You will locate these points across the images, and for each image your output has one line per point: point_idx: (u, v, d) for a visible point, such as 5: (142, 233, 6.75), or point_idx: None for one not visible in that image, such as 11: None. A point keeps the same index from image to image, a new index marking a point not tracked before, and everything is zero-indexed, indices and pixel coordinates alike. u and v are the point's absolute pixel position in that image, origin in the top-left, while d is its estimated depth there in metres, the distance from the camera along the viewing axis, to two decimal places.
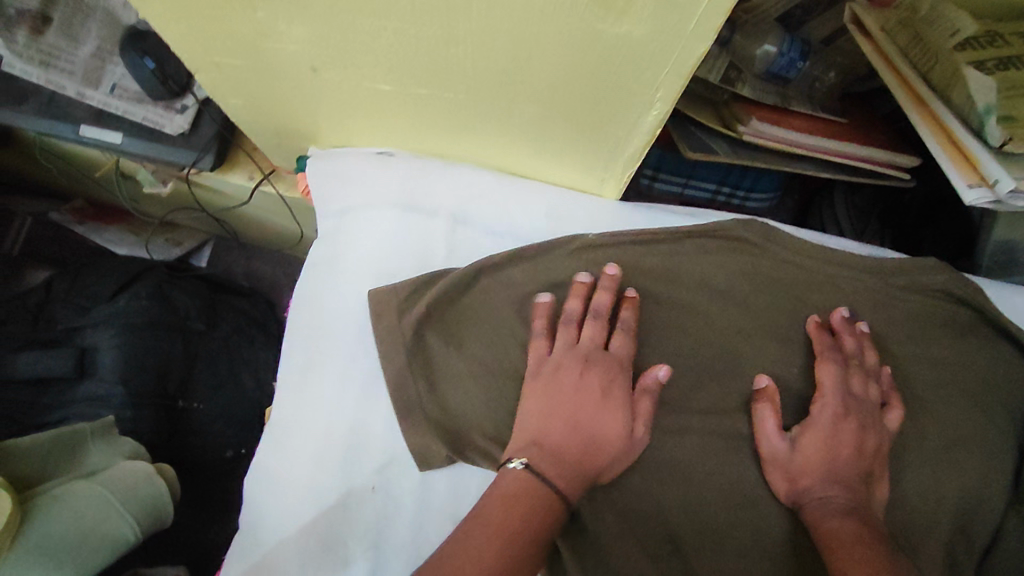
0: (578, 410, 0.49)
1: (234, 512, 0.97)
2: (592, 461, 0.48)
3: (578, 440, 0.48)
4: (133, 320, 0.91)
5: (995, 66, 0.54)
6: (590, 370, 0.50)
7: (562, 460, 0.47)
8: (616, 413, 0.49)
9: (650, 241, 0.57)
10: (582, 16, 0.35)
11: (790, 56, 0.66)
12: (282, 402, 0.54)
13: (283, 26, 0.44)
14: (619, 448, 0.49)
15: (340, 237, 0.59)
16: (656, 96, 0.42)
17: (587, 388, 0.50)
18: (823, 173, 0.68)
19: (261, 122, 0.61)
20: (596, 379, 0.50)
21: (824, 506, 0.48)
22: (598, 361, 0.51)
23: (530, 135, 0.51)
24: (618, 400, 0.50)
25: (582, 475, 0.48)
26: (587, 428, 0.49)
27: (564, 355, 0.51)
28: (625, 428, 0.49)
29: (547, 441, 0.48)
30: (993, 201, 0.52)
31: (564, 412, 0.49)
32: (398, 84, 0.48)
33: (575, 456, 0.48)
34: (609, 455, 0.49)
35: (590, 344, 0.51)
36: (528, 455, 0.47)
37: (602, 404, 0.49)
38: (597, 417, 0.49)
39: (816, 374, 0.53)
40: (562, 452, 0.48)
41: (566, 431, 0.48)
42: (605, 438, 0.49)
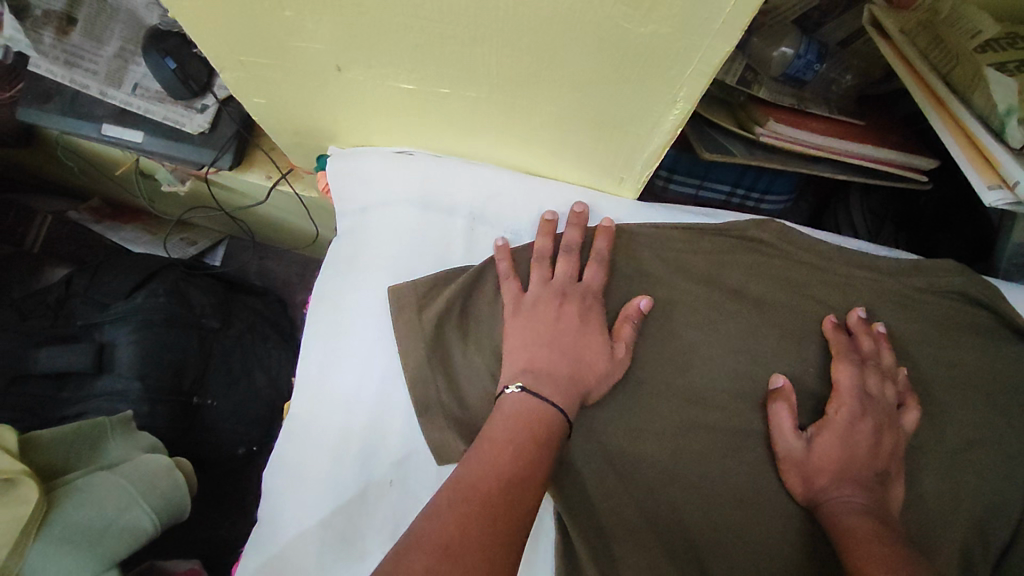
0: (558, 336, 0.50)
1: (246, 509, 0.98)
2: (582, 380, 0.48)
3: (565, 361, 0.48)
4: (150, 317, 0.92)
5: (1018, 67, 0.54)
6: (566, 301, 0.51)
7: (554, 377, 0.47)
8: (595, 334, 0.50)
9: (666, 240, 0.57)
10: (609, 15, 0.36)
11: (807, 58, 0.65)
12: (300, 396, 0.55)
13: (310, 25, 0.45)
14: (603, 368, 0.50)
15: (360, 234, 0.59)
16: (679, 95, 0.42)
17: (566, 316, 0.51)
18: (839, 175, 0.68)
19: (283, 121, 0.62)
20: (575, 309, 0.51)
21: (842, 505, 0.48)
22: (573, 291, 0.52)
23: (550, 133, 0.52)
24: (597, 327, 0.51)
25: (575, 390, 0.48)
26: (571, 351, 0.49)
27: (542, 292, 0.52)
28: (606, 349, 0.50)
29: (539, 364, 0.48)
30: (1013, 202, 0.52)
31: (545, 338, 0.49)
32: (421, 82, 0.49)
33: (564, 375, 0.48)
34: (597, 376, 0.49)
35: (565, 276, 0.53)
36: (521, 378, 0.47)
37: (581, 328, 0.50)
38: (577, 339, 0.50)
39: (832, 373, 0.53)
40: (554, 372, 0.48)
41: (554, 354, 0.49)
42: (591, 359, 0.49)
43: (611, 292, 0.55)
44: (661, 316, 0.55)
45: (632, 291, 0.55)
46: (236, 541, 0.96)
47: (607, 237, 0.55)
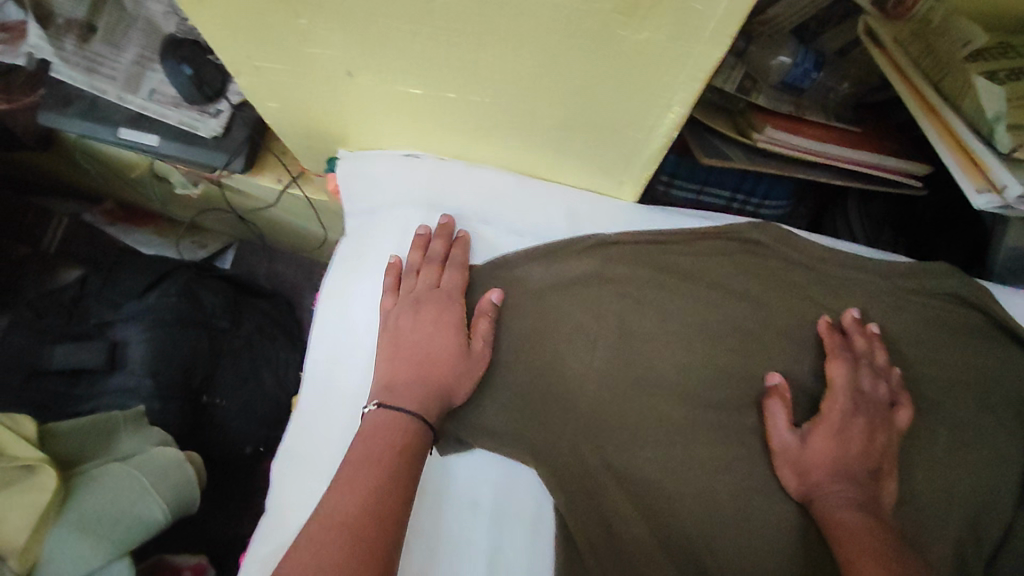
0: (412, 343, 0.53)
1: (252, 509, 0.99)
2: (443, 385, 0.51)
3: (420, 369, 0.51)
4: (163, 317, 0.95)
5: (1007, 76, 0.56)
6: (421, 308, 0.54)
7: (413, 389, 0.50)
8: (447, 332, 0.53)
9: (665, 241, 0.59)
10: (605, 24, 0.38)
11: (804, 67, 0.68)
12: (309, 390, 0.58)
13: (323, 33, 0.47)
14: (462, 367, 0.52)
15: (369, 233, 0.62)
16: (673, 99, 0.44)
17: (421, 320, 0.53)
18: (836, 180, 0.70)
19: (294, 124, 0.64)
20: (431, 314, 0.54)
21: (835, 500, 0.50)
22: (429, 295, 0.55)
23: (551, 137, 0.54)
24: (451, 326, 0.53)
25: (434, 396, 0.51)
26: (426, 355, 0.52)
27: (404, 303, 0.55)
28: (459, 346, 0.52)
29: (398, 379, 0.51)
30: (1002, 206, 0.55)
31: (401, 347, 0.53)
32: (428, 88, 0.51)
33: (423, 384, 0.51)
34: (454, 374, 0.51)
35: (423, 283, 0.55)
36: (380, 396, 0.51)
37: (434, 331, 0.53)
38: (430, 343, 0.52)
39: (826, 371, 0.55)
40: (409, 381, 0.51)
41: (408, 365, 0.52)
42: (445, 360, 0.52)
43: (609, 292, 0.57)
44: (658, 315, 0.57)
45: (632, 291, 0.57)
46: (241, 540, 0.95)
47: (464, 247, 0.58)
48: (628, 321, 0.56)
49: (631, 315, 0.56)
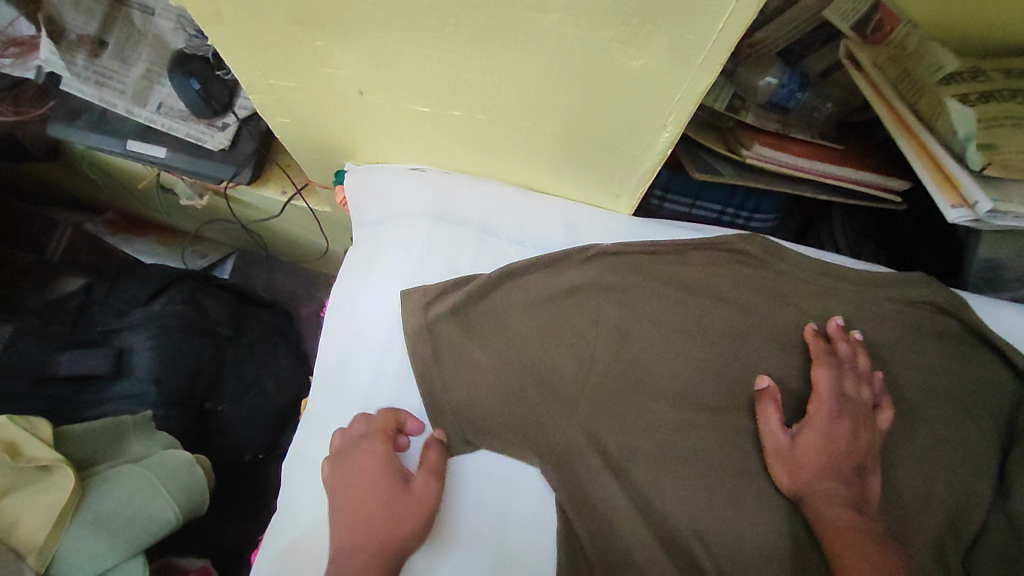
0: (358, 510, 0.51)
1: (258, 514, 1.01)
2: (388, 537, 0.50)
3: (360, 527, 0.50)
4: (168, 324, 0.96)
5: (978, 98, 0.61)
6: (347, 463, 0.53)
7: (357, 559, 0.49)
8: (390, 496, 0.52)
9: (659, 252, 0.62)
10: (606, 49, 0.41)
11: (790, 87, 0.72)
12: (319, 391, 0.61)
13: (337, 54, 0.50)
14: (408, 517, 0.51)
15: (377, 243, 0.64)
16: (668, 119, 0.47)
17: (352, 477, 0.52)
18: (822, 195, 0.73)
19: (303, 139, 0.67)
20: (377, 478, 0.52)
21: (826, 498, 0.53)
22: (361, 451, 0.53)
23: (551, 154, 0.57)
24: (395, 489, 0.52)
25: (378, 563, 0.49)
26: (371, 522, 0.51)
27: (342, 471, 0.53)
28: (403, 509, 0.51)
29: (345, 551, 0.50)
30: (974, 219, 0.58)
31: (347, 517, 0.51)
32: (435, 107, 0.54)
33: (365, 544, 0.50)
34: (401, 536, 0.50)
35: (354, 440, 0.54)
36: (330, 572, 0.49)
37: (379, 497, 0.52)
38: (364, 497, 0.52)
39: (812, 375, 0.58)
40: (355, 552, 0.49)
41: (348, 528, 0.51)
42: (391, 525, 0.50)
43: (604, 301, 0.60)
44: (651, 320, 0.60)
45: (629, 296, 0.60)
46: (250, 542, 0.98)
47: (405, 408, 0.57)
48: (622, 327, 0.60)
49: (626, 321, 0.60)
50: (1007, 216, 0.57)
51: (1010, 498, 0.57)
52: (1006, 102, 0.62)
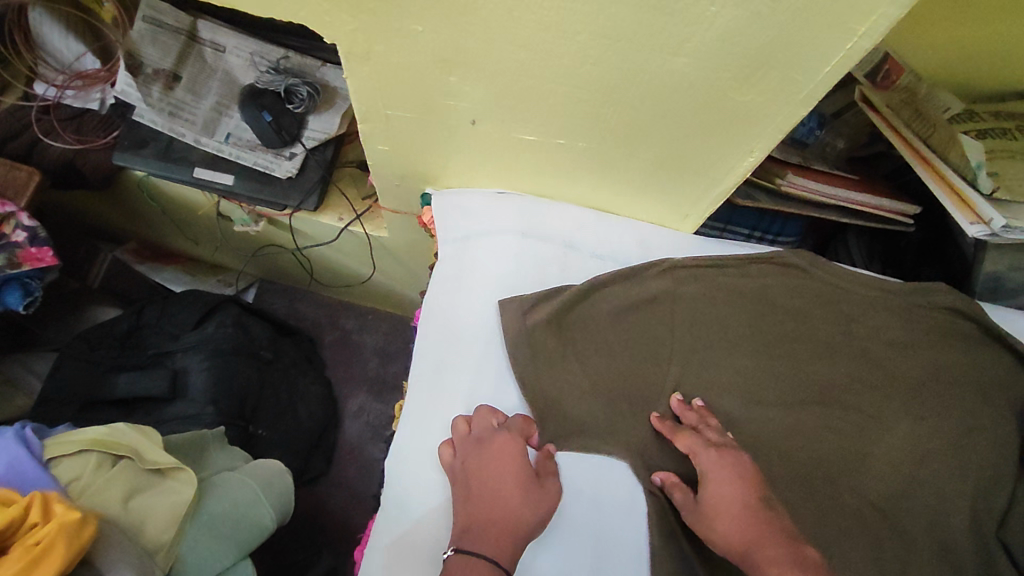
0: (488, 489, 0.56)
1: (310, 530, 1.13)
2: (518, 523, 0.54)
3: (493, 507, 0.55)
4: (221, 347, 0.98)
5: (978, 135, 0.74)
6: (486, 446, 0.58)
7: (489, 530, 0.53)
8: (520, 480, 0.56)
9: (722, 266, 0.70)
10: (721, 88, 0.49)
11: (810, 125, 0.87)
12: (418, 394, 0.64)
13: (466, 88, 0.57)
14: (537, 502, 0.56)
15: (466, 259, 0.69)
16: (755, 146, 0.55)
17: (490, 461, 0.57)
18: (845, 218, 0.83)
19: (392, 165, 0.73)
20: (506, 460, 0.57)
21: (765, 548, 0.52)
22: (496, 436, 0.58)
23: (634, 177, 0.65)
24: (525, 473, 0.57)
25: (509, 537, 0.53)
26: (502, 501, 0.55)
27: (472, 448, 0.58)
28: (533, 492, 0.56)
29: (475, 525, 0.54)
30: (988, 234, 0.68)
31: (475, 494, 0.56)
32: (541, 135, 0.61)
33: (496, 524, 0.53)
34: (529, 518, 0.55)
35: (487, 427, 0.59)
36: (458, 541, 0.53)
37: (512, 478, 0.56)
38: (500, 481, 0.56)
39: (678, 442, 0.60)
40: (486, 525, 0.53)
41: (481, 505, 0.55)
42: (520, 506, 0.55)
43: (677, 308, 0.67)
44: (721, 326, 0.67)
45: (703, 302, 0.68)
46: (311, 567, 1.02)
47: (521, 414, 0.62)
48: (697, 332, 0.66)
49: (699, 328, 0.67)
50: (1016, 232, 0.67)
51: None
52: (995, 138, 0.74)
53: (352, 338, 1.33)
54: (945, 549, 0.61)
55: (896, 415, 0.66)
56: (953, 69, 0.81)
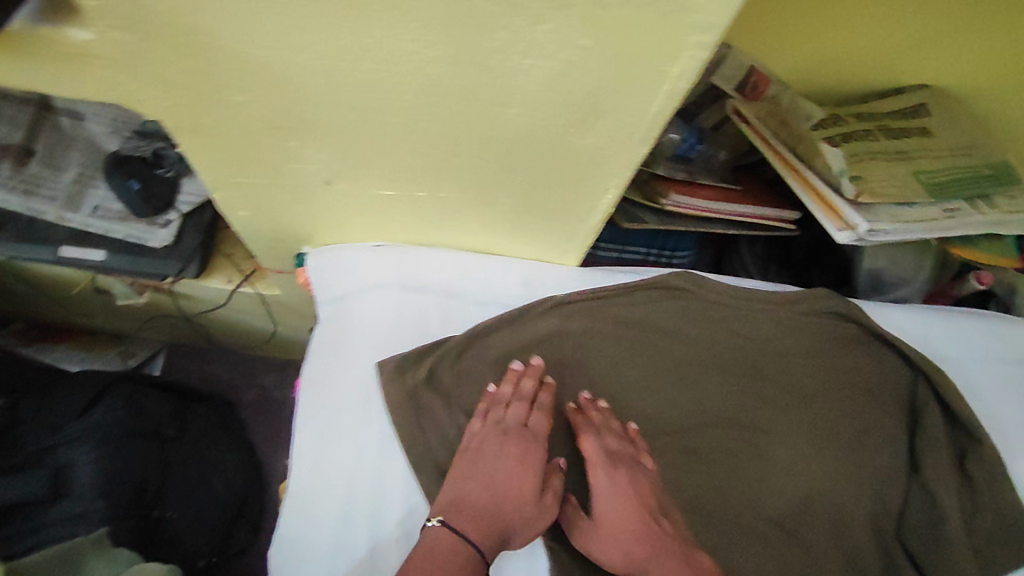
0: (494, 477, 0.56)
1: None
2: (509, 524, 0.54)
3: (491, 499, 0.55)
4: (111, 433, 0.91)
5: (841, 139, 0.77)
6: (509, 442, 0.58)
7: (479, 515, 0.54)
8: (528, 477, 0.57)
9: (605, 297, 0.69)
10: (559, 133, 0.48)
11: (690, 140, 0.88)
12: (299, 473, 0.61)
13: (308, 151, 0.54)
14: (535, 506, 0.56)
15: (345, 321, 0.67)
16: (610, 184, 0.54)
17: (506, 456, 0.57)
18: (730, 230, 0.85)
19: (262, 228, 0.70)
20: (516, 450, 0.58)
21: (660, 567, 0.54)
22: (519, 433, 0.58)
23: (505, 219, 0.63)
24: (533, 467, 0.57)
25: (497, 533, 0.54)
26: (505, 492, 0.56)
27: (489, 431, 0.59)
28: (535, 490, 0.56)
29: (464, 507, 0.55)
30: (856, 239, 0.69)
31: (483, 476, 0.56)
32: (399, 190, 0.59)
33: (488, 514, 0.54)
34: (524, 517, 0.55)
35: (516, 419, 0.59)
36: (443, 513, 0.54)
37: (517, 472, 0.57)
38: (507, 476, 0.56)
39: (579, 444, 0.60)
40: (479, 511, 0.54)
41: (479, 488, 0.56)
42: (518, 502, 0.55)
43: (561, 349, 0.66)
44: (611, 359, 0.66)
45: (591, 336, 0.66)
46: None
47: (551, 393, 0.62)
48: (587, 369, 0.65)
49: (589, 364, 0.66)
50: (880, 234, 0.68)
51: (922, 470, 0.66)
52: (859, 141, 0.77)
53: (272, 395, 1.28)
54: (847, 557, 0.62)
55: (791, 429, 0.66)
56: (811, 76, 0.84)
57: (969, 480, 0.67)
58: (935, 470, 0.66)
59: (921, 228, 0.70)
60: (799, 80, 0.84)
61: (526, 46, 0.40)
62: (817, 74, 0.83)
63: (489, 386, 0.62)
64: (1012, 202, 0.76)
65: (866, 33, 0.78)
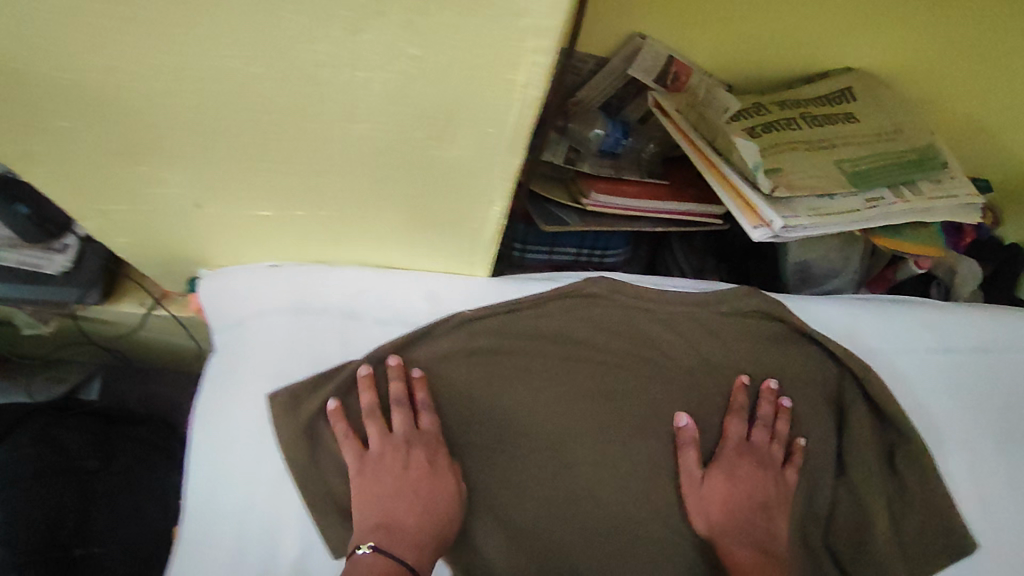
0: (410, 488, 0.57)
1: None
2: (437, 528, 0.57)
3: (415, 511, 0.57)
4: (18, 473, 0.86)
5: (762, 131, 0.74)
6: (408, 451, 0.59)
7: (406, 531, 0.56)
8: (438, 480, 0.58)
9: (518, 308, 0.66)
10: (421, 147, 0.44)
11: (615, 136, 0.80)
12: (192, 516, 0.58)
13: (164, 175, 0.50)
14: (452, 504, 0.58)
15: (238, 348, 0.63)
16: (494, 197, 0.51)
17: (411, 465, 0.58)
18: (657, 227, 0.82)
19: (149, 253, 0.65)
20: (419, 455, 0.59)
21: (735, 541, 0.60)
22: (412, 439, 0.59)
23: (399, 234, 0.59)
24: (439, 470, 0.58)
25: (428, 541, 0.56)
26: (421, 501, 0.57)
27: (384, 445, 0.59)
28: (450, 492, 0.58)
29: (391, 523, 0.56)
30: (772, 235, 0.67)
31: (393, 491, 0.58)
32: (276, 210, 0.55)
33: (415, 528, 0.56)
34: (449, 518, 0.57)
35: (406, 426, 0.59)
36: (375, 536, 0.55)
37: (427, 479, 0.58)
38: (418, 481, 0.58)
39: (726, 424, 0.65)
40: (404, 527, 0.56)
41: (391, 504, 0.57)
42: (437, 504, 0.57)
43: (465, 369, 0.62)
44: (520, 375, 0.63)
45: (497, 351, 0.63)
46: None
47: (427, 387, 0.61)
48: (496, 388, 0.62)
49: (498, 382, 0.62)
50: (795, 230, 0.66)
51: (848, 471, 0.66)
52: (780, 132, 0.74)
53: None
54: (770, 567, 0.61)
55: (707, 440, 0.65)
56: (732, 64, 0.80)
57: (896, 477, 0.66)
58: (861, 471, 0.65)
59: (842, 221, 0.68)
60: (720, 68, 0.81)
61: (352, 59, 0.36)
62: (738, 61, 0.80)
63: (332, 401, 0.59)
64: (938, 186, 0.73)
65: (782, 16, 0.74)
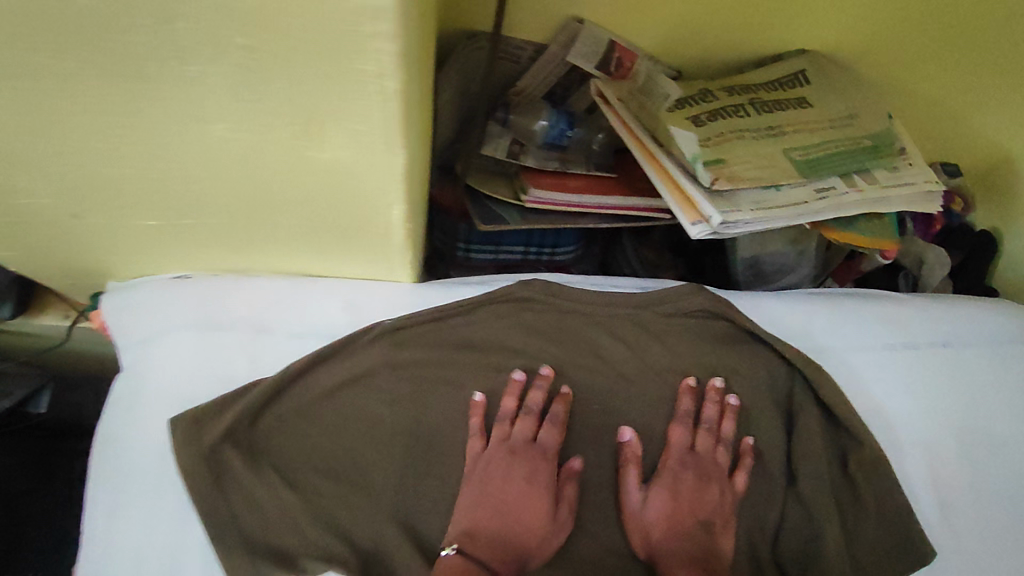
0: (505, 501, 0.56)
1: None
2: (523, 546, 0.55)
3: (501, 523, 0.55)
4: None
5: (707, 118, 0.69)
6: (517, 460, 0.57)
7: (495, 543, 0.54)
8: (535, 499, 0.56)
9: (443, 316, 0.61)
10: (289, 146, 0.40)
11: (559, 127, 0.76)
12: (90, 553, 0.53)
13: (24, 184, 0.45)
14: (550, 526, 0.56)
15: (141, 367, 0.58)
16: (389, 199, 0.46)
17: (514, 479, 0.57)
18: (603, 224, 0.75)
19: (46, 266, 0.61)
20: (523, 469, 0.57)
21: (675, 560, 0.57)
22: (527, 450, 0.58)
23: (304, 241, 0.55)
24: (540, 487, 0.57)
25: (513, 557, 0.54)
26: (512, 516, 0.56)
27: (497, 449, 0.57)
28: (550, 511, 0.56)
29: (479, 531, 0.54)
30: (712, 232, 0.62)
31: (493, 500, 0.56)
32: (161, 219, 0.50)
33: (503, 540, 0.55)
34: (538, 537, 0.56)
35: (523, 435, 0.58)
36: (460, 541, 0.53)
37: (528, 491, 0.56)
38: (523, 497, 0.56)
39: (669, 432, 0.61)
40: (490, 538, 0.54)
41: (485, 514, 0.55)
42: (528, 521, 0.56)
43: (390, 382, 0.58)
44: (445, 386, 0.59)
45: (421, 363, 0.59)
46: None
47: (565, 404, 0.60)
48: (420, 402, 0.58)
49: (420, 396, 0.58)
50: (736, 225, 0.62)
51: (798, 480, 0.62)
52: (726, 119, 0.70)
53: None
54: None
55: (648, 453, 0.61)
56: (675, 49, 0.76)
57: (852, 483, 0.62)
58: (810, 479, 0.61)
59: (787, 214, 0.63)
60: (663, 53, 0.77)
61: (178, 50, 0.33)
62: (681, 46, 0.75)
63: (479, 394, 0.58)
64: (894, 174, 0.69)
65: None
